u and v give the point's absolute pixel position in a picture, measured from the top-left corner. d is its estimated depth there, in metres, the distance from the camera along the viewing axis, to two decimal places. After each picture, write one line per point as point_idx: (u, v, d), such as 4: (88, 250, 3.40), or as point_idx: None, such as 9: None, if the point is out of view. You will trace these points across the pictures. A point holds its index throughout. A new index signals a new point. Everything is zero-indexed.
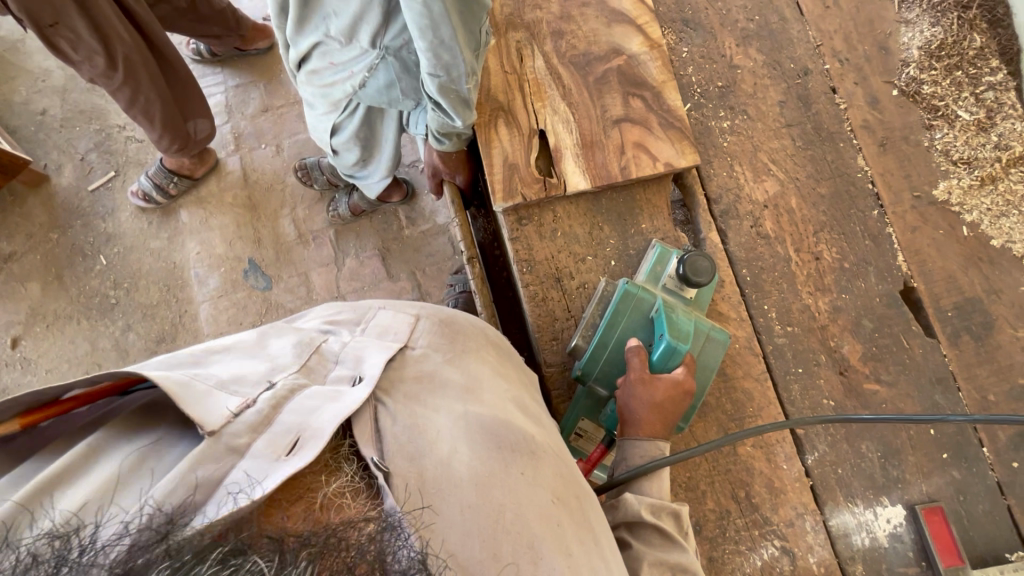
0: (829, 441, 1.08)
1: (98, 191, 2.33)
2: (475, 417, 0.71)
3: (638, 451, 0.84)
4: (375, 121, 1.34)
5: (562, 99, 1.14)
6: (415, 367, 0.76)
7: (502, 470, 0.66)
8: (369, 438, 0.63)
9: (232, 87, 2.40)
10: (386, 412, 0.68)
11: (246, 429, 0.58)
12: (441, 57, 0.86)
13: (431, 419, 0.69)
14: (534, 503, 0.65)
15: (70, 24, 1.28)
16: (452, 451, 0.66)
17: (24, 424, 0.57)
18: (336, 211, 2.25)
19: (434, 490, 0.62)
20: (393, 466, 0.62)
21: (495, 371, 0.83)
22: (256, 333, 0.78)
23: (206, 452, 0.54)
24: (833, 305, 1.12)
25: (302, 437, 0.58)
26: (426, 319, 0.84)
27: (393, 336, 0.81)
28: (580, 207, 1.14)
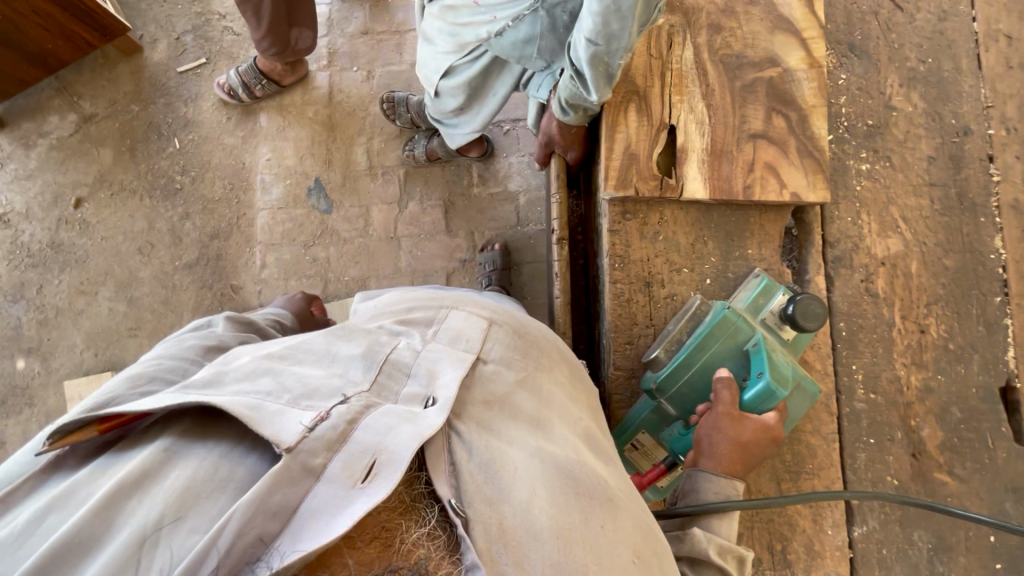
0: (881, 520, 1.03)
1: (186, 74, 2.32)
2: (551, 457, 0.67)
3: (709, 482, 0.82)
4: (492, 74, 1.29)
5: (701, 99, 1.07)
6: (486, 386, 0.72)
7: (582, 522, 0.62)
8: (443, 474, 0.60)
9: (338, 1, 2.34)
10: (461, 440, 0.64)
11: (322, 447, 0.55)
12: (608, 25, 0.80)
13: (507, 454, 0.65)
14: (616, 562, 0.61)
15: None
16: (530, 495, 0.62)
17: (100, 430, 0.62)
18: (411, 151, 2.21)
19: (516, 541, 0.58)
20: (470, 510, 0.59)
21: (567, 396, 0.80)
22: (329, 332, 0.76)
23: (278, 477, 0.52)
24: (926, 383, 1.05)
25: (378, 462, 0.56)
26: (499, 327, 0.80)
27: (465, 346, 0.76)
28: (689, 216, 1.08)
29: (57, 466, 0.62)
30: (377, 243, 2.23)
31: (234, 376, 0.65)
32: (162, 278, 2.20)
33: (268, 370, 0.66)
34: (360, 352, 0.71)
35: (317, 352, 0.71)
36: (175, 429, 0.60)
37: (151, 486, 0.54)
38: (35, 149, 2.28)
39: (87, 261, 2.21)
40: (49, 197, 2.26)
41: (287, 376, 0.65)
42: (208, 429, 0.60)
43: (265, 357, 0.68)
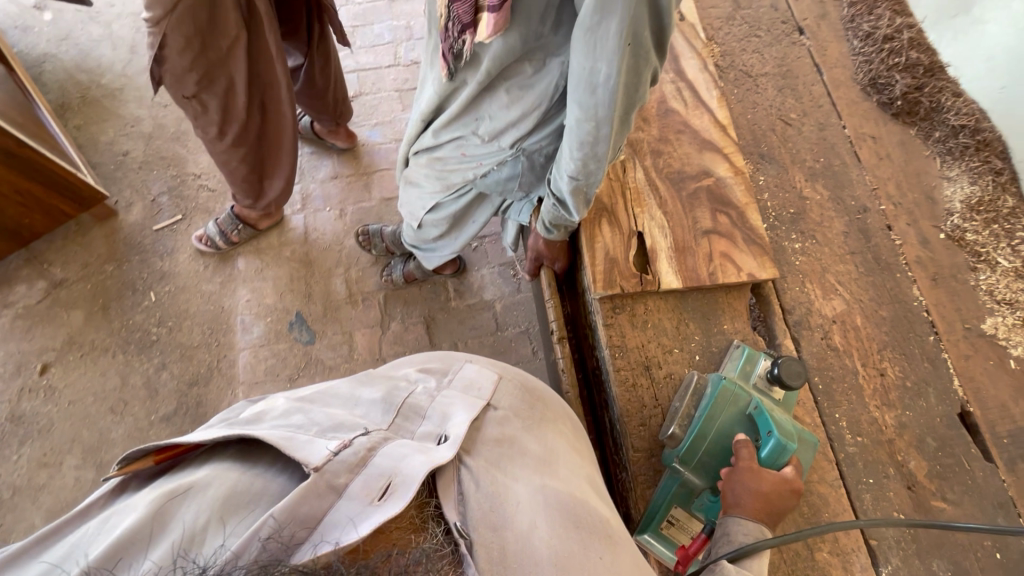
0: (902, 556, 1.11)
1: (162, 231, 2.42)
2: (553, 493, 0.77)
3: (744, 530, 0.89)
4: (473, 205, 1.48)
5: (658, 208, 1.29)
6: (496, 430, 0.84)
7: (581, 551, 0.72)
8: (451, 500, 0.70)
9: (307, 153, 2.59)
10: (469, 471, 0.75)
11: (345, 469, 0.66)
12: (588, 166, 1.00)
13: (510, 487, 0.75)
14: None
15: (225, 81, 1.52)
16: (532, 525, 0.71)
17: (155, 461, 0.73)
18: (390, 275, 2.34)
19: (516, 565, 0.67)
20: (474, 533, 0.68)
21: (570, 446, 0.93)
22: (354, 381, 0.92)
23: (307, 492, 0.62)
24: (899, 420, 1.20)
25: (393, 483, 0.66)
26: (507, 381, 0.94)
27: (477, 393, 0.89)
28: (669, 303, 1.25)
29: (122, 488, 0.74)
30: (363, 366, 2.27)
31: (274, 415, 0.78)
32: (136, 436, 2.10)
33: (301, 412, 0.79)
34: (380, 398, 0.85)
35: (343, 399, 0.86)
36: (226, 451, 0.71)
37: (197, 494, 0.64)
38: None
39: (52, 429, 2.09)
40: (10, 368, 2.17)
41: (317, 416, 0.78)
42: (250, 453, 0.70)
43: (297, 402, 0.82)
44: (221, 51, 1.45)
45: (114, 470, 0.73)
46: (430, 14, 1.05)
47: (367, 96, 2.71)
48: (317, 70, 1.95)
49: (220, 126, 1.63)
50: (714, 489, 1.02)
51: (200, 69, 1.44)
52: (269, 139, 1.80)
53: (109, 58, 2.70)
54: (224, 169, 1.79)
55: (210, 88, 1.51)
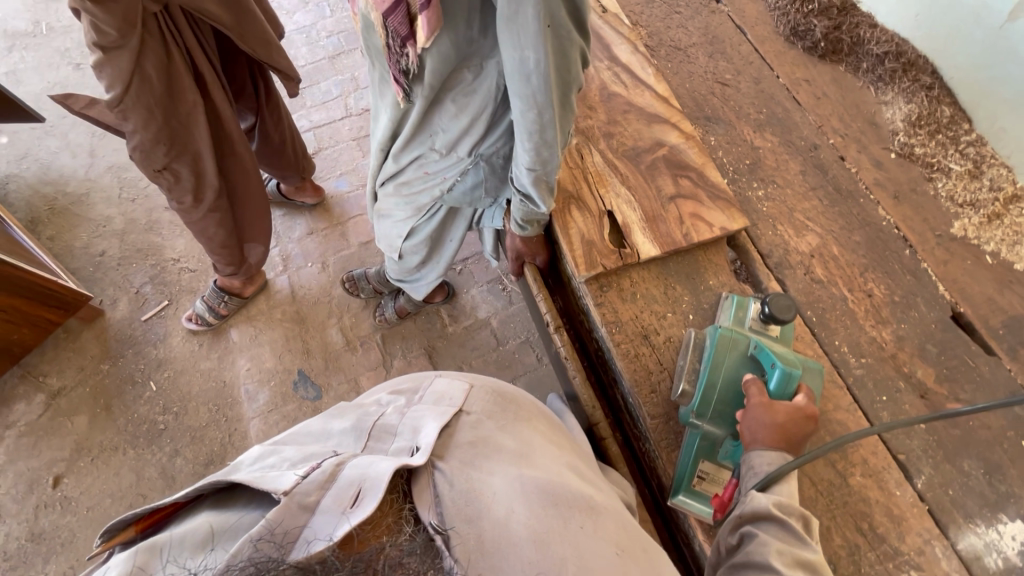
0: (933, 463, 1.12)
1: (151, 319, 2.43)
2: (529, 480, 0.87)
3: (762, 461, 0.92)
4: (448, 222, 1.53)
5: (622, 185, 1.34)
6: (470, 432, 0.94)
7: (560, 525, 0.83)
8: (427, 505, 0.80)
9: (279, 215, 2.63)
10: (444, 476, 0.84)
11: (314, 487, 0.75)
12: (540, 154, 1.04)
13: (486, 481, 0.85)
14: (596, 551, 0.81)
15: (192, 151, 1.57)
16: (509, 511, 0.82)
17: (137, 530, 0.76)
18: (383, 315, 2.37)
19: (494, 549, 0.77)
20: (451, 528, 0.77)
21: (545, 437, 1.04)
22: (324, 420, 1.02)
23: (285, 507, 0.71)
24: (896, 334, 1.23)
25: (362, 490, 0.74)
26: (479, 388, 1.05)
27: (449, 402, 1.00)
28: (652, 271, 1.29)
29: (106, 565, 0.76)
30: None
31: (250, 460, 0.88)
32: None
33: (274, 453, 0.89)
34: (350, 428, 0.98)
35: (316, 435, 0.98)
36: (209, 502, 0.77)
37: (186, 536, 0.70)
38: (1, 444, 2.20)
39: (75, 540, 2.04)
40: (22, 488, 2.13)
41: (289, 452, 0.89)
42: (231, 498, 0.77)
43: (267, 446, 0.91)
44: (181, 120, 1.50)
45: (100, 546, 0.75)
46: (369, 47, 1.09)
47: (327, 150, 2.78)
48: (271, 124, 1.99)
49: (195, 194, 1.67)
50: (735, 435, 1.04)
51: (165, 141, 1.48)
52: (237, 199, 1.84)
53: (70, 166, 2.75)
54: (202, 237, 1.82)
55: (180, 157, 1.55)
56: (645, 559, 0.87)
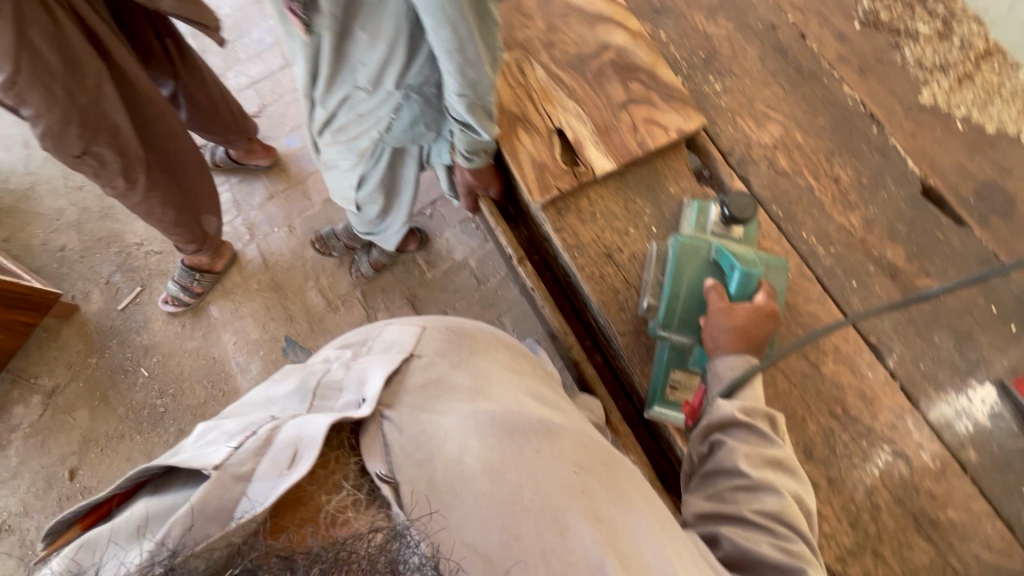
0: (904, 341, 1.12)
1: (128, 308, 2.40)
2: (483, 415, 0.87)
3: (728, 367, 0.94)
4: (398, 165, 1.47)
5: (569, 98, 1.25)
6: (421, 376, 0.94)
7: (514, 454, 0.82)
8: (377, 454, 0.78)
9: (234, 183, 2.51)
10: (393, 424, 0.83)
11: (249, 456, 0.72)
12: (467, 75, 0.98)
13: (437, 422, 0.85)
14: (551, 474, 0.81)
15: (109, 127, 1.45)
16: (461, 447, 0.81)
17: (84, 526, 0.77)
18: (359, 272, 2.34)
19: (446, 487, 0.76)
20: (400, 474, 0.77)
21: (501, 370, 1.03)
22: (270, 388, 1.02)
23: (216, 482, 0.68)
24: (865, 217, 1.19)
25: (298, 449, 0.72)
26: (430, 330, 1.06)
27: (400, 348, 1.00)
28: (610, 186, 1.23)
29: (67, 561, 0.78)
30: None
31: (194, 439, 0.87)
32: None
33: (217, 428, 0.88)
34: (295, 389, 0.97)
35: (262, 403, 0.96)
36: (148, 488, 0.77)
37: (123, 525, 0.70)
38: (9, 447, 2.24)
39: None
40: (40, 484, 2.19)
41: (231, 424, 0.87)
42: (167, 481, 0.76)
43: (211, 424, 0.90)
44: (89, 95, 1.37)
45: (43, 549, 0.77)
46: None
47: (271, 107, 2.61)
48: (195, 84, 1.86)
49: (125, 175, 1.57)
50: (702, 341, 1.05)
51: (76, 119, 1.36)
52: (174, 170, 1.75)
53: (6, 161, 2.60)
54: (150, 218, 1.76)
55: (97, 138, 1.43)
56: (605, 471, 0.87)
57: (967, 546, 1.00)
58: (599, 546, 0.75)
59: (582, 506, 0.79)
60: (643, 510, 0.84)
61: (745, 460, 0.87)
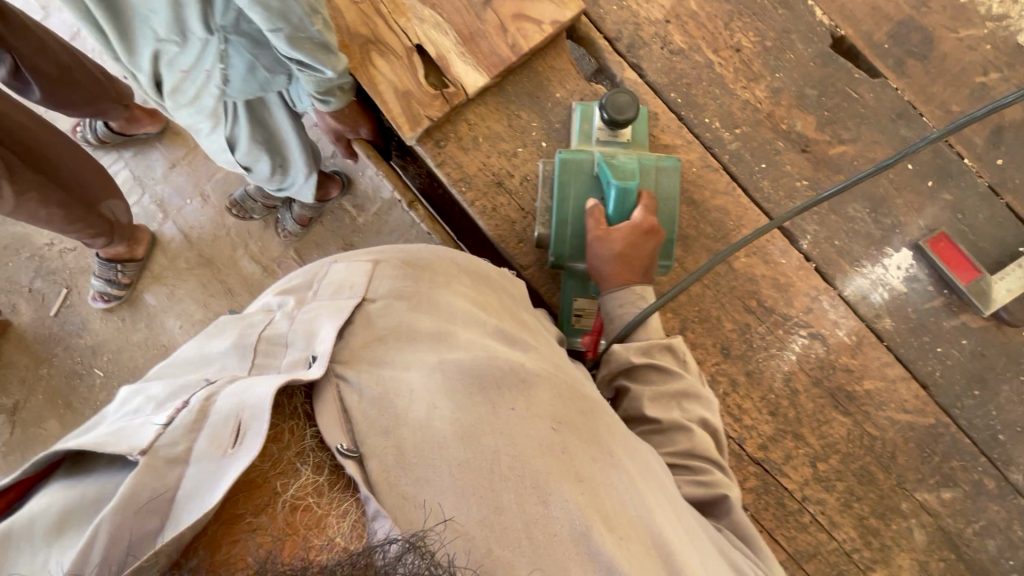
0: (818, 220, 1.06)
1: (61, 312, 2.28)
2: (452, 366, 0.66)
3: (616, 301, 0.92)
4: (264, 116, 1.30)
5: (423, 5, 1.07)
6: (381, 324, 0.72)
7: (489, 411, 0.63)
8: (336, 425, 0.59)
9: (130, 158, 2.28)
10: (350, 387, 0.63)
11: (181, 434, 0.53)
12: (269, 6, 0.83)
13: (400, 379, 0.65)
14: (534, 435, 0.62)
15: None
16: (430, 409, 0.62)
17: None
18: (286, 230, 2.21)
19: (416, 459, 0.58)
20: (365, 446, 0.58)
21: (469, 302, 0.80)
22: (201, 343, 0.76)
23: (144, 470, 0.50)
24: (772, 88, 1.07)
25: (243, 422, 0.53)
26: (385, 264, 0.81)
27: (349, 293, 0.76)
28: (489, 104, 1.09)
29: None
30: None
31: (113, 410, 0.66)
32: None
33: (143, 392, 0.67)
34: (232, 345, 0.71)
35: (190, 360, 0.73)
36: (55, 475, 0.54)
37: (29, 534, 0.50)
38: None
39: None
40: None
41: (156, 389, 0.66)
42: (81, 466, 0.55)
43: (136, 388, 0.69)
44: None
45: None
46: None
47: None
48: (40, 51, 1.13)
49: None
50: None
51: None
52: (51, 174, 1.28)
53: None
54: (37, 226, 1.36)
55: None
56: (586, 424, 0.68)
57: (883, 411, 1.02)
58: (580, 511, 0.59)
59: (564, 470, 0.61)
60: (632, 470, 0.67)
61: (651, 405, 0.83)
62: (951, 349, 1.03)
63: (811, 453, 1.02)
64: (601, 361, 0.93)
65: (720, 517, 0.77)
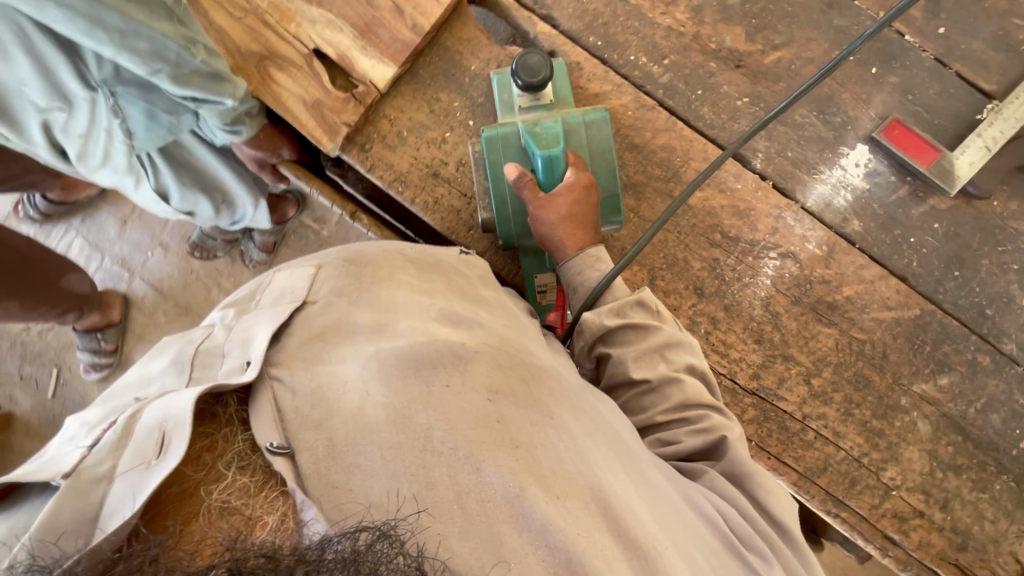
0: (766, 136, 1.03)
1: (58, 391, 2.04)
2: (389, 354, 0.62)
3: (573, 270, 0.91)
4: (187, 156, 1.23)
5: (310, 5, 1.00)
6: (318, 321, 0.69)
7: (421, 389, 0.59)
8: (270, 421, 0.56)
9: (78, 223, 2.08)
10: (283, 387, 0.59)
11: (108, 452, 0.52)
12: (139, 48, 0.74)
13: (335, 372, 0.61)
14: (465, 410, 0.59)
15: None
16: (363, 399, 0.58)
17: None
18: (253, 261, 2.04)
19: (349, 448, 0.55)
20: (297, 441, 0.55)
21: (414, 292, 0.74)
22: (146, 369, 0.75)
23: (72, 487, 0.49)
24: (692, 7, 1.02)
25: (166, 430, 0.52)
26: (328, 265, 0.78)
27: (290, 297, 0.73)
28: (406, 93, 1.04)
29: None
30: None
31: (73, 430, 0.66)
32: None
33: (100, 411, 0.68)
34: (170, 364, 0.71)
35: (143, 380, 0.73)
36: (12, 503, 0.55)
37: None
38: None
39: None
40: None
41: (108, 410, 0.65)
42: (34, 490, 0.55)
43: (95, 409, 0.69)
44: None
45: None
46: None
47: None
48: None
49: None
50: None
51: None
52: None
53: None
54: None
55: None
56: (526, 391, 0.65)
57: (867, 313, 1.00)
58: (514, 474, 0.56)
59: (497, 438, 0.58)
60: (575, 426, 0.64)
61: (637, 366, 0.82)
62: (925, 236, 1.00)
63: (804, 371, 1.01)
64: (574, 334, 0.91)
65: (718, 460, 0.76)
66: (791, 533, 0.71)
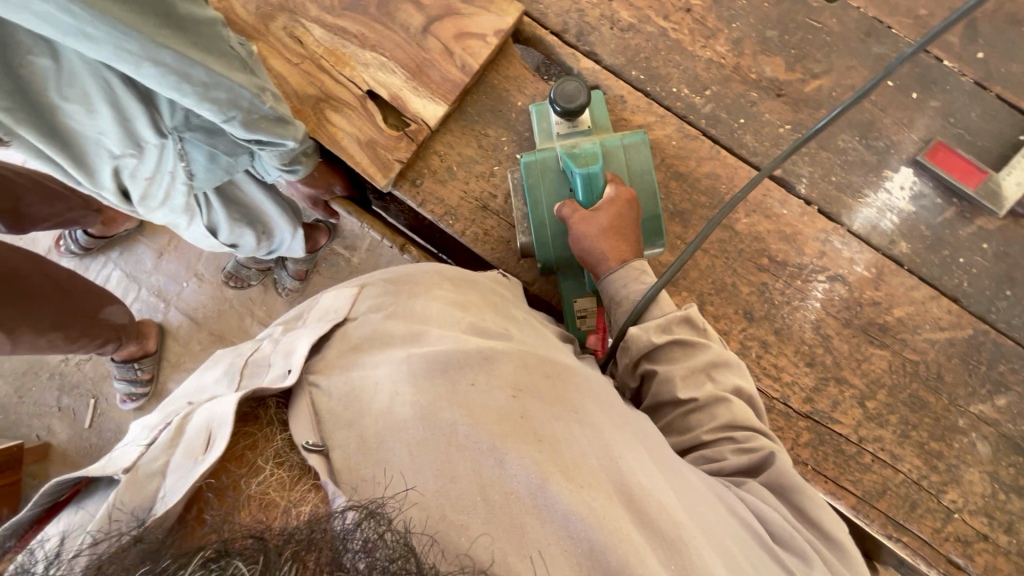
0: (810, 161, 1.05)
1: (95, 422, 2.06)
2: (421, 357, 0.65)
3: (618, 282, 0.91)
4: (235, 192, 1.27)
5: (363, 49, 1.04)
6: (356, 334, 0.72)
7: (446, 387, 0.62)
8: (305, 422, 0.60)
9: (117, 257, 2.14)
10: (320, 391, 0.63)
11: (162, 450, 0.57)
12: (218, 99, 0.78)
13: (369, 375, 0.64)
14: (490, 406, 0.61)
15: None
16: (393, 398, 0.61)
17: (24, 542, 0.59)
18: (286, 289, 2.07)
19: (378, 444, 0.58)
20: (333, 439, 0.58)
21: (447, 302, 0.77)
22: (196, 379, 0.79)
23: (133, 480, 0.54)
24: (733, 40, 1.05)
25: (212, 430, 0.56)
26: (371, 286, 0.81)
27: (333, 314, 0.77)
28: (455, 130, 1.07)
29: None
30: None
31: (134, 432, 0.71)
32: None
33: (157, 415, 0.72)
34: (222, 374, 0.74)
35: (194, 386, 0.77)
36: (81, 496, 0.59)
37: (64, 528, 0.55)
38: None
39: None
40: None
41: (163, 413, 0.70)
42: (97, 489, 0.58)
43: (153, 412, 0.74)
44: None
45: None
46: None
47: None
48: None
49: None
50: None
51: None
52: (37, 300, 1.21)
53: None
54: (43, 353, 1.33)
55: None
56: (549, 388, 0.66)
57: (920, 335, 1.00)
58: (537, 467, 0.57)
59: (521, 432, 0.60)
60: (601, 423, 0.65)
61: (684, 385, 0.82)
62: (974, 257, 1.01)
63: (858, 394, 1.01)
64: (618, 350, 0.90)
65: (756, 473, 0.76)
66: (836, 543, 0.70)
